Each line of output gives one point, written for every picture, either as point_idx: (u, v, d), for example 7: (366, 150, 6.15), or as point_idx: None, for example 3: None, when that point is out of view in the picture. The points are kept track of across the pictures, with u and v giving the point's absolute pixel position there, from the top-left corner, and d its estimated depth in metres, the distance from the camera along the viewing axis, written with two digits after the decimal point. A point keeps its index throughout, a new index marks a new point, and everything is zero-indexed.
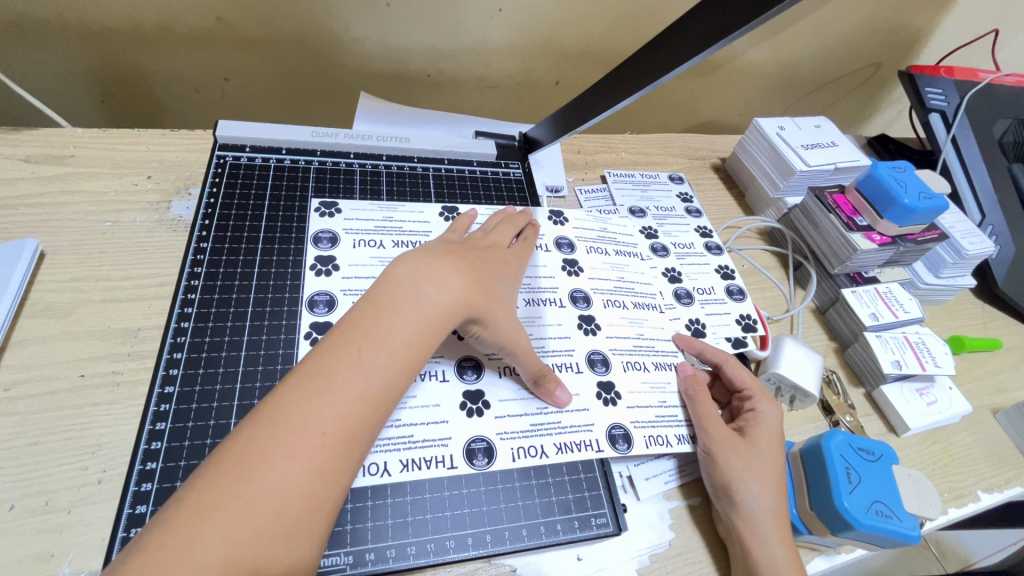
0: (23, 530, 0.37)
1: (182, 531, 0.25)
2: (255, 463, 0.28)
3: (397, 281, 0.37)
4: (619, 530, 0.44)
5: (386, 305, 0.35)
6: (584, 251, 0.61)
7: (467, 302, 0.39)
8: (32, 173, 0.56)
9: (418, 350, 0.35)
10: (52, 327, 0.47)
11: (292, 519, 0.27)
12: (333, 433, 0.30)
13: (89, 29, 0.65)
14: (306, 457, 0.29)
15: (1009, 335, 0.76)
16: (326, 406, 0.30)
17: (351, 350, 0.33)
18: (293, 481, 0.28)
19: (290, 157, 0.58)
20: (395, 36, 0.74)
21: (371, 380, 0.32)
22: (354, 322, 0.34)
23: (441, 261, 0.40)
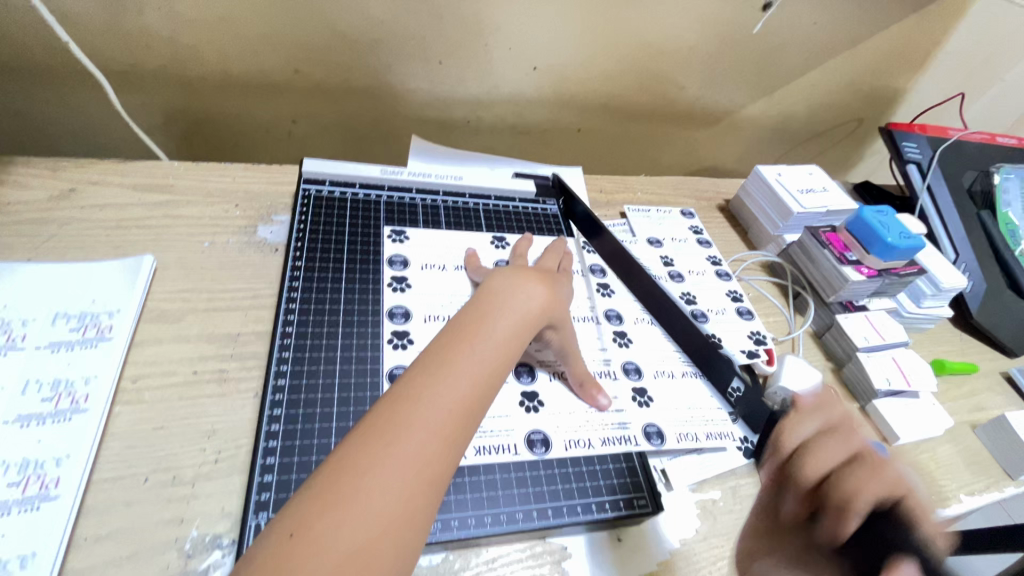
0: (158, 498, 0.44)
1: (357, 466, 0.33)
2: (398, 427, 0.35)
3: (494, 291, 0.47)
4: (658, 510, 0.50)
5: (484, 313, 0.44)
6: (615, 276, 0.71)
7: (546, 310, 0.49)
8: (140, 200, 0.64)
9: (510, 349, 0.43)
10: (166, 330, 0.54)
11: (429, 473, 0.35)
12: (454, 408, 0.38)
13: (185, 78, 0.75)
14: (436, 425, 0.36)
15: (984, 360, 0.85)
16: (448, 386, 0.38)
17: (467, 342, 0.42)
18: (431, 439, 0.36)
19: (363, 191, 0.67)
20: (444, 88, 0.85)
21: (483, 364, 0.41)
22: (465, 321, 0.44)
23: (525, 277, 0.50)
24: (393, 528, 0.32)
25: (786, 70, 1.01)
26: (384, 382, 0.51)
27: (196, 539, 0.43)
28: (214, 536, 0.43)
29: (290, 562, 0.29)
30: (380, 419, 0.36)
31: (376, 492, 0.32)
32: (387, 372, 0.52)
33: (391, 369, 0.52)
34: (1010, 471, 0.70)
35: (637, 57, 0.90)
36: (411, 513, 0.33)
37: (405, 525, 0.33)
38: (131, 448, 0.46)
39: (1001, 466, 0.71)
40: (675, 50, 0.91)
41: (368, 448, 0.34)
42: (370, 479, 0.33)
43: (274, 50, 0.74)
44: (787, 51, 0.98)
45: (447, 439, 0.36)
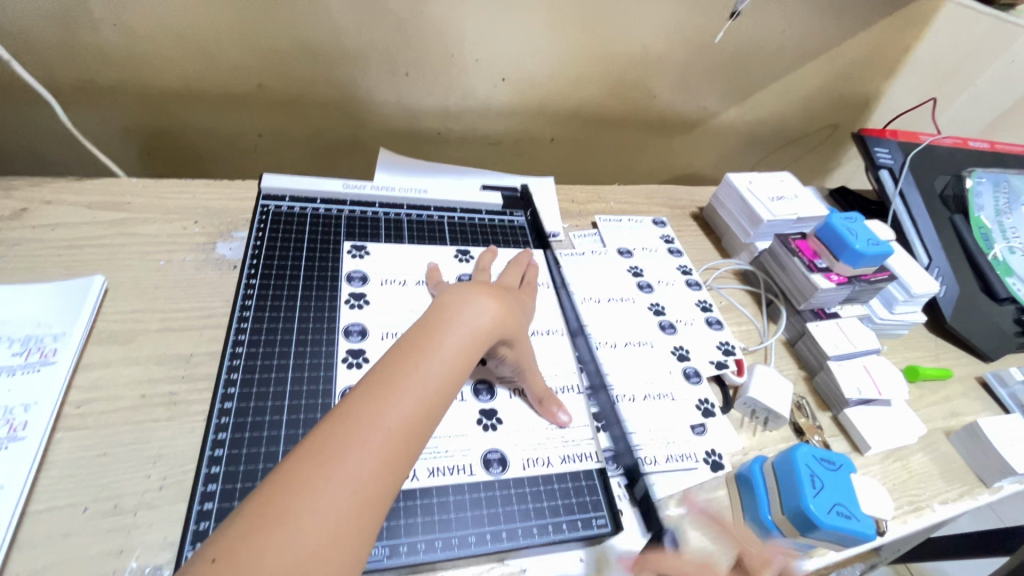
0: (96, 530, 0.43)
1: (281, 500, 0.31)
2: (334, 450, 0.34)
3: (445, 306, 0.45)
4: (618, 529, 0.49)
5: (435, 327, 0.43)
6: (578, 302, 0.70)
7: (499, 326, 0.47)
8: (95, 219, 0.63)
9: (460, 365, 0.42)
10: (115, 352, 0.53)
11: (366, 498, 0.33)
12: (396, 429, 0.36)
13: (146, 93, 0.74)
14: (376, 447, 0.35)
15: (959, 365, 0.85)
16: (392, 404, 0.37)
17: (411, 361, 0.40)
18: (365, 468, 0.34)
19: (324, 206, 0.66)
20: (411, 100, 0.85)
21: (428, 385, 0.39)
22: (411, 340, 0.42)
23: (478, 291, 0.48)
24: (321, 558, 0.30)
25: (758, 77, 1.01)
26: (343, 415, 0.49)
27: (135, 571, 0.41)
28: (154, 568, 0.42)
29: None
30: (317, 441, 0.35)
31: (305, 519, 0.31)
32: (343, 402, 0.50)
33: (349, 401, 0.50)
34: (984, 479, 0.70)
35: (606, 66, 0.90)
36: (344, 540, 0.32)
37: (338, 552, 0.31)
38: (72, 477, 0.45)
39: (975, 474, 0.70)
40: (644, 59, 0.91)
41: (302, 472, 0.33)
42: (299, 506, 0.31)
43: (236, 65, 0.74)
44: (757, 59, 0.98)
45: (386, 462, 0.35)
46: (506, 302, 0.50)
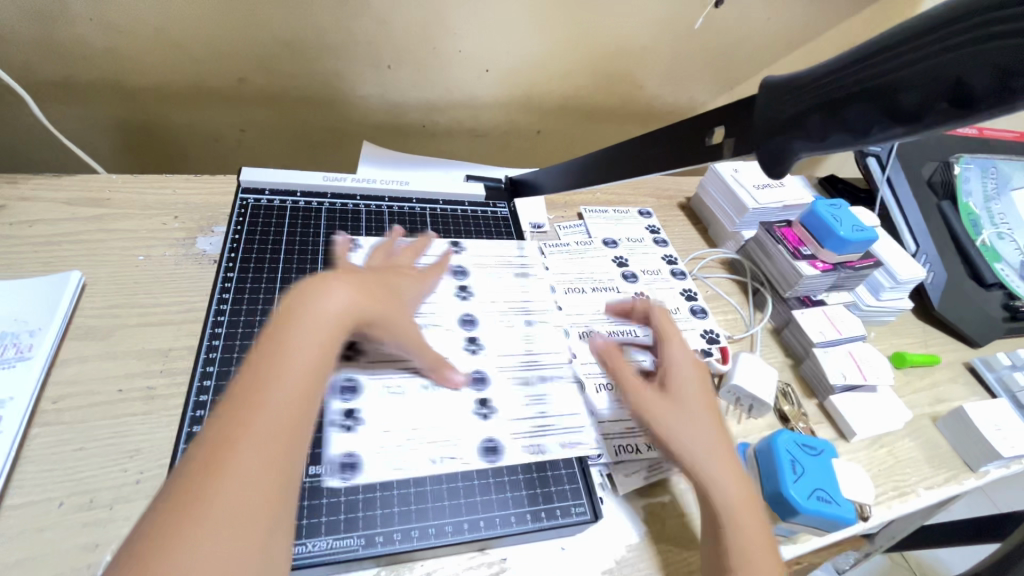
0: (72, 524, 0.42)
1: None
2: (197, 509, 0.29)
3: (296, 305, 0.38)
4: (596, 518, 0.49)
5: (281, 331, 0.37)
6: (552, 288, 0.68)
7: (360, 309, 0.42)
8: (73, 215, 0.63)
9: (320, 365, 0.37)
10: (92, 348, 0.52)
11: (235, 563, 0.28)
12: (256, 471, 0.31)
13: (125, 88, 0.74)
14: (235, 500, 0.30)
15: (946, 351, 0.85)
16: (241, 444, 0.31)
17: (263, 375, 0.34)
18: (243, 514, 0.29)
19: (304, 199, 0.66)
20: (394, 92, 0.84)
21: (289, 396, 0.34)
22: (258, 351, 0.36)
23: (333, 276, 0.42)
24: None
25: (745, 65, 1.01)
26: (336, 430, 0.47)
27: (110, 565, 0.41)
28: None
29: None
30: (157, 520, 0.28)
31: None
32: (331, 418, 0.47)
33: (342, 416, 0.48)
34: (969, 463, 0.70)
35: (591, 57, 0.89)
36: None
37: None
38: (47, 472, 0.44)
39: (961, 459, 0.70)
40: (629, 49, 0.90)
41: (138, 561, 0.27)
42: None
43: (216, 59, 0.73)
44: (744, 48, 0.98)
45: (252, 510, 0.30)
46: (370, 286, 0.45)
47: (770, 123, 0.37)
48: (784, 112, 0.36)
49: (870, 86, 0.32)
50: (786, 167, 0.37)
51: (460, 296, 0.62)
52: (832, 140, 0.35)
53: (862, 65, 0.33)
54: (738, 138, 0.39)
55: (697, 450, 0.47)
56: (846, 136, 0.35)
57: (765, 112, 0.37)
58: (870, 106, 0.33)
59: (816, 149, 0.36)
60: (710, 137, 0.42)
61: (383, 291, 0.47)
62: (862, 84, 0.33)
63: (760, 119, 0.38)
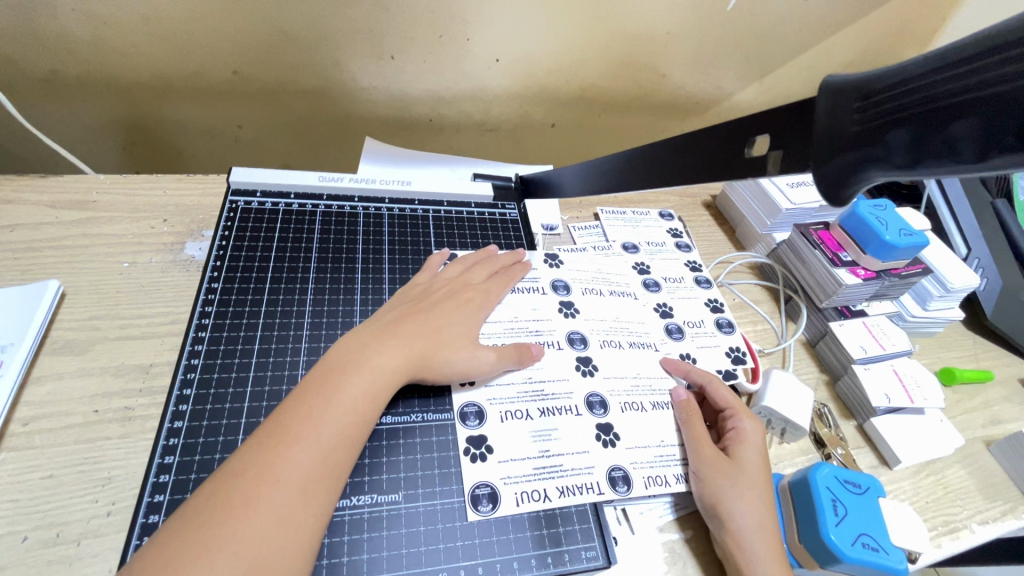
0: (34, 561, 0.39)
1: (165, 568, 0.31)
2: (231, 511, 0.33)
3: (346, 351, 0.44)
4: (609, 563, 0.45)
5: (335, 371, 0.42)
6: (580, 293, 0.63)
7: (406, 367, 0.45)
8: (57, 218, 0.59)
9: (364, 411, 0.41)
10: (69, 364, 0.49)
11: (262, 560, 0.32)
12: (294, 486, 0.35)
13: (116, 83, 0.70)
14: (264, 503, 0.34)
15: (1000, 366, 0.77)
16: (285, 457, 0.36)
17: (305, 408, 0.39)
18: (263, 530, 0.33)
19: (298, 201, 0.62)
20: (399, 85, 0.79)
21: (326, 436, 0.38)
22: (309, 383, 0.41)
23: (387, 332, 0.46)
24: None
25: (777, 52, 0.93)
26: (462, 458, 0.47)
27: None
28: None
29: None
30: (202, 502, 0.34)
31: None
32: (463, 447, 0.47)
33: (467, 444, 0.47)
34: None
35: (609, 45, 0.83)
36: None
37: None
38: (12, 502, 0.41)
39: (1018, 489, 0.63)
40: (651, 36, 0.83)
41: (192, 533, 0.32)
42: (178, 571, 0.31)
43: (209, 52, 0.69)
44: (776, 33, 0.90)
45: (286, 520, 0.34)
46: (427, 326, 0.49)
47: (834, 136, 0.29)
48: (855, 121, 0.29)
49: (985, 94, 0.24)
50: (853, 191, 0.29)
51: (564, 313, 0.60)
52: (924, 164, 0.26)
53: (980, 61, 0.24)
54: (788, 148, 0.32)
55: (723, 483, 0.47)
56: (942, 159, 0.25)
57: (831, 116, 0.29)
58: (986, 121, 0.24)
59: (899, 174, 0.27)
60: (748, 149, 0.35)
61: (434, 335, 0.49)
62: (982, 86, 0.24)
63: (823, 126, 0.30)
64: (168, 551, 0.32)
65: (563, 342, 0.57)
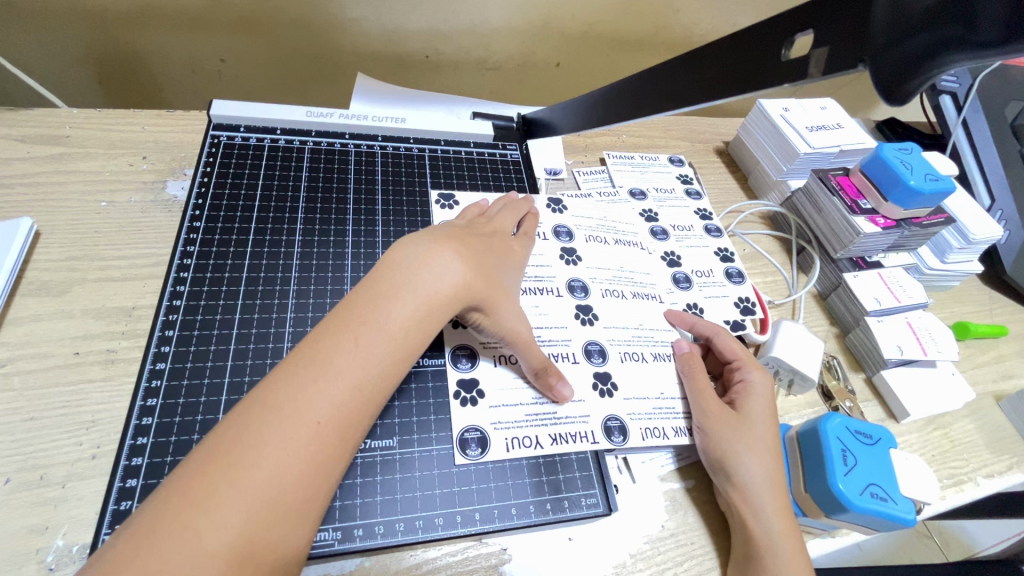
0: (18, 503, 0.38)
1: (174, 510, 0.26)
2: (253, 446, 0.29)
3: (399, 267, 0.38)
4: (610, 511, 0.43)
5: (378, 294, 0.36)
6: (582, 240, 0.60)
7: (463, 293, 0.39)
8: (27, 153, 0.56)
9: (409, 343, 0.36)
10: (47, 305, 0.47)
11: (285, 499, 0.28)
12: (327, 420, 0.31)
13: (86, 9, 0.65)
14: (301, 439, 0.30)
15: (1015, 321, 0.75)
16: (319, 388, 0.31)
17: (348, 335, 0.34)
18: (291, 467, 0.29)
19: (285, 137, 0.58)
20: (392, 16, 0.73)
21: (367, 367, 0.33)
22: (352, 306, 0.35)
23: (442, 244, 0.40)
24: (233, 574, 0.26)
25: None
26: (453, 402, 0.45)
27: (61, 550, 0.37)
28: (83, 545, 0.37)
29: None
30: (227, 433, 0.29)
31: (208, 531, 0.26)
32: (454, 390, 0.45)
33: (458, 387, 0.45)
34: None
35: None
36: (261, 557, 0.27)
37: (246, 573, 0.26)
38: None
39: None
40: None
41: (209, 467, 0.28)
42: (208, 509, 0.26)
43: None
44: None
45: (317, 458, 0.30)
46: (478, 261, 0.42)
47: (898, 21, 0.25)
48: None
49: None
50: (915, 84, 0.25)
51: (566, 259, 0.57)
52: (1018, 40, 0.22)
53: None
54: (835, 45, 0.28)
55: (729, 439, 0.45)
56: None
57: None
58: None
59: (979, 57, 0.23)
60: (785, 51, 0.30)
61: (489, 267, 0.43)
62: None
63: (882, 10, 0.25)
64: (188, 485, 0.27)
65: (564, 289, 0.55)
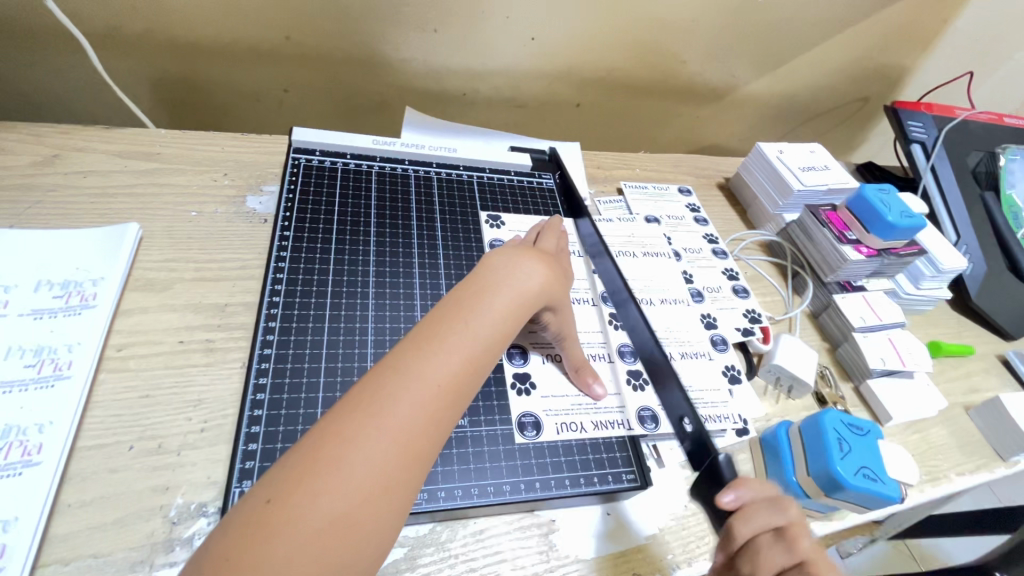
0: (142, 466, 0.44)
1: (331, 446, 0.32)
2: (386, 400, 0.35)
3: (494, 267, 0.45)
4: (648, 485, 0.50)
5: (479, 290, 0.43)
6: (611, 260, 0.69)
7: (544, 292, 0.47)
8: (125, 168, 0.63)
9: (503, 331, 0.42)
10: (152, 299, 0.53)
11: (412, 445, 0.34)
12: (442, 386, 0.37)
13: (173, 43, 0.73)
14: (424, 399, 0.36)
15: (980, 342, 0.85)
16: (438, 360, 0.38)
17: (460, 319, 0.40)
18: (416, 421, 0.35)
19: (354, 161, 0.66)
20: (439, 58, 0.83)
21: (474, 345, 0.40)
22: (459, 297, 0.42)
23: (526, 254, 0.48)
24: (371, 500, 0.32)
25: (788, 46, 1.00)
26: (509, 391, 0.52)
27: (182, 507, 0.43)
28: (200, 504, 0.43)
29: (260, 536, 0.29)
30: (368, 389, 0.35)
31: (357, 465, 0.32)
32: (510, 381, 0.53)
33: (514, 379, 0.53)
34: (1000, 452, 0.70)
35: (637, 31, 0.88)
36: (394, 489, 0.33)
37: (384, 499, 0.32)
38: (116, 416, 0.46)
39: (992, 448, 0.71)
40: (676, 24, 0.89)
41: (355, 414, 0.34)
42: (354, 445, 0.32)
43: (265, 16, 0.73)
44: (791, 27, 0.96)
45: (435, 415, 0.36)
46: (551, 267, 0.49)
47: None
48: None
49: None
50: None
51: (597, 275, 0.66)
52: None
53: None
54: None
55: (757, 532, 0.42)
56: None
57: None
58: None
59: None
60: None
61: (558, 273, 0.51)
62: None
63: None
64: (340, 427, 0.33)
65: (598, 299, 0.63)
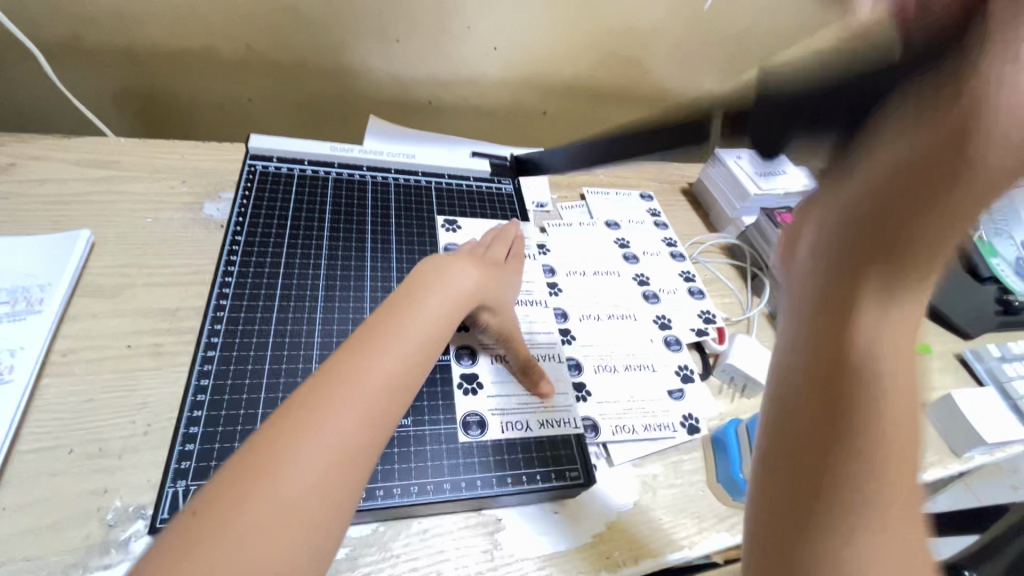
0: (82, 469, 0.44)
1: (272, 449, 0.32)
2: (326, 399, 0.35)
3: (423, 276, 0.47)
4: (590, 482, 0.51)
5: (411, 297, 0.44)
6: (564, 275, 0.70)
7: (472, 297, 0.49)
8: (81, 176, 0.63)
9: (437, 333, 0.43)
10: (101, 305, 0.54)
11: (357, 441, 0.34)
12: (382, 384, 0.38)
13: (136, 53, 0.74)
14: (365, 395, 0.36)
15: (939, 341, 0.86)
16: (374, 360, 0.38)
17: (393, 322, 0.42)
18: (358, 417, 0.35)
19: (311, 168, 0.67)
20: (403, 67, 0.84)
21: (409, 344, 0.41)
22: (391, 305, 0.44)
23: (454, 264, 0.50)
24: (319, 496, 0.31)
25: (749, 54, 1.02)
26: (456, 391, 0.53)
27: (119, 509, 0.43)
28: (138, 506, 0.43)
29: (200, 539, 0.28)
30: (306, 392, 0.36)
31: (300, 462, 0.32)
32: (457, 381, 0.53)
33: (461, 379, 0.54)
34: (954, 448, 0.71)
35: (599, 40, 0.90)
36: (342, 485, 0.33)
37: (332, 494, 0.32)
38: (58, 421, 0.46)
39: (947, 444, 0.72)
40: (637, 33, 0.91)
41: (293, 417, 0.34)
42: (297, 445, 0.32)
43: (227, 26, 0.74)
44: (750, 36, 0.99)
45: (376, 412, 0.36)
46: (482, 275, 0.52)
47: None
48: None
49: None
50: None
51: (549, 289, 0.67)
52: None
53: None
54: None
55: None
56: None
57: None
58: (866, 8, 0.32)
59: None
60: None
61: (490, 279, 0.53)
62: None
63: None
64: (280, 430, 0.33)
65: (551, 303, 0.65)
